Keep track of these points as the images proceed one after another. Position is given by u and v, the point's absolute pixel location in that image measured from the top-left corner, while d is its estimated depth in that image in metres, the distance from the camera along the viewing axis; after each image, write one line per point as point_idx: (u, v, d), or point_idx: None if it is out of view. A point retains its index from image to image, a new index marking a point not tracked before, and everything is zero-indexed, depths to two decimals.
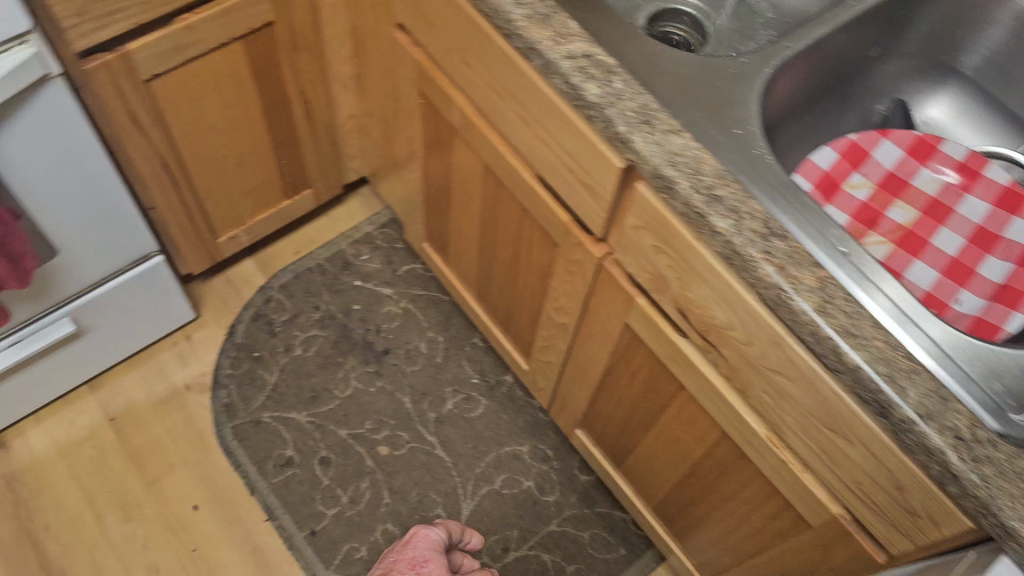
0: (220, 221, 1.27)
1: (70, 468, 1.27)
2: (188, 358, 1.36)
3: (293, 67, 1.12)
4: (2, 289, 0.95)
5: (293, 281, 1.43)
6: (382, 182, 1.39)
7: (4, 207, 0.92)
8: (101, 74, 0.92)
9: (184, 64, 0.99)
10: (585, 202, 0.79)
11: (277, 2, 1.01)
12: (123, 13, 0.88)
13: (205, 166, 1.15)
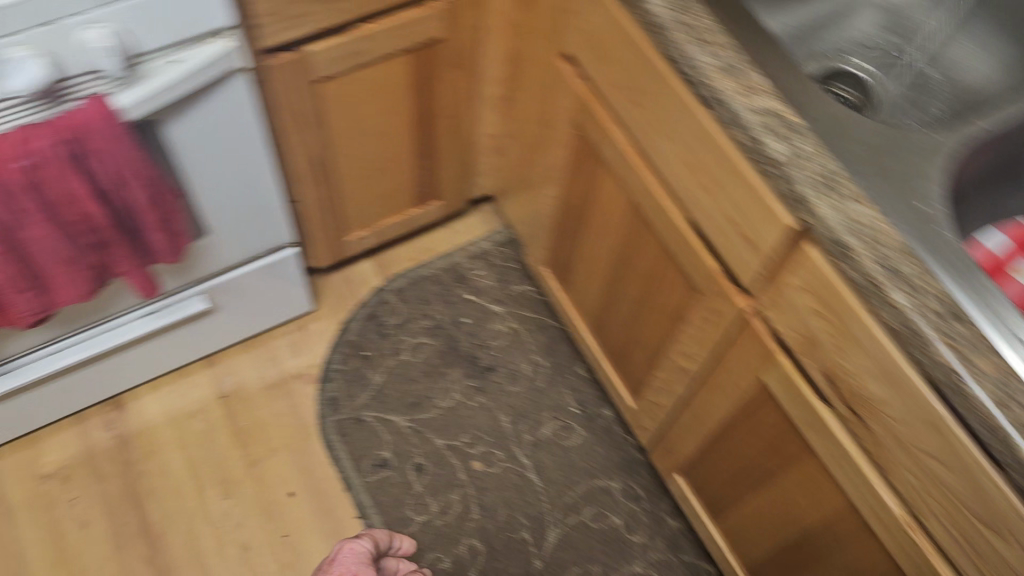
0: (353, 220, 1.31)
1: (180, 438, 1.32)
2: (300, 348, 1.40)
3: (449, 82, 1.15)
4: (157, 261, 1.00)
5: (408, 286, 1.46)
6: (509, 201, 1.41)
7: (173, 186, 0.97)
8: (279, 72, 0.96)
9: (353, 69, 1.03)
10: (740, 255, 0.79)
11: (448, 20, 1.04)
12: (310, 17, 0.92)
13: (351, 167, 1.19)
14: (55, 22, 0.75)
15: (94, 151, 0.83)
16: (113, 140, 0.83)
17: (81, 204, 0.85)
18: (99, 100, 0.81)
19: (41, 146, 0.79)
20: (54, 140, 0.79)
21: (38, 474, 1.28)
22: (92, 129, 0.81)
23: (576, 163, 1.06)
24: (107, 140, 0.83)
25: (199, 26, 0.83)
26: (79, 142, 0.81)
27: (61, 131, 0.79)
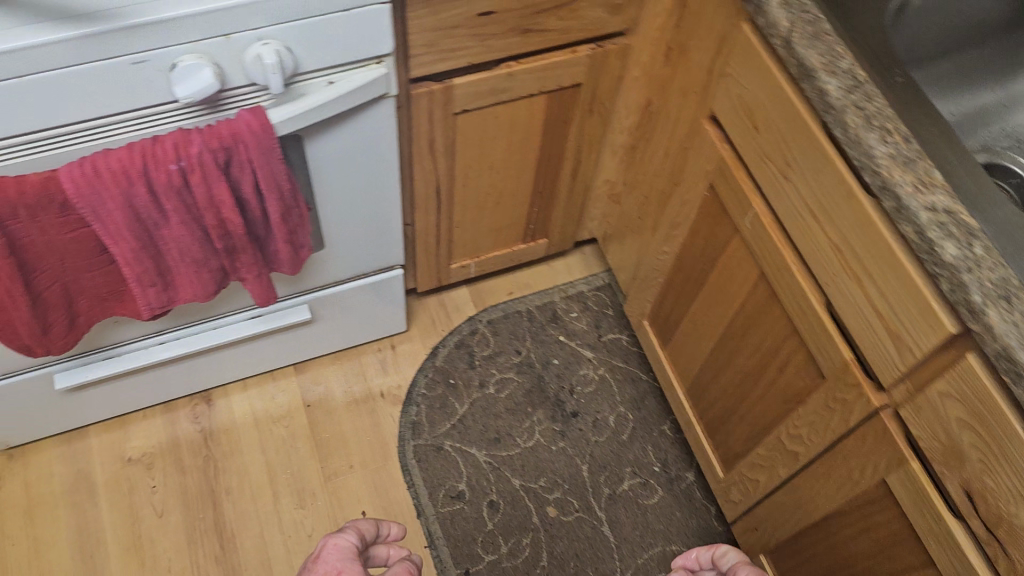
0: (460, 249, 1.30)
1: (261, 441, 1.33)
2: (389, 367, 1.40)
3: (581, 126, 1.14)
4: (276, 270, 1.00)
5: (501, 319, 1.45)
6: (614, 248, 1.39)
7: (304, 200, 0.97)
8: (423, 100, 0.97)
9: (493, 105, 1.03)
10: (883, 349, 0.76)
11: (593, 67, 1.03)
12: (463, 51, 0.92)
13: (469, 197, 1.18)
14: (229, 35, 0.76)
15: (243, 162, 0.84)
16: (263, 153, 0.84)
17: (222, 211, 0.87)
18: (256, 112, 0.82)
19: (197, 151, 0.80)
20: (209, 147, 0.81)
21: (123, 457, 1.30)
22: (246, 140, 0.82)
23: (703, 224, 1.04)
24: (258, 153, 0.84)
25: (362, 50, 0.83)
26: (231, 151, 0.83)
27: (217, 139, 0.81)
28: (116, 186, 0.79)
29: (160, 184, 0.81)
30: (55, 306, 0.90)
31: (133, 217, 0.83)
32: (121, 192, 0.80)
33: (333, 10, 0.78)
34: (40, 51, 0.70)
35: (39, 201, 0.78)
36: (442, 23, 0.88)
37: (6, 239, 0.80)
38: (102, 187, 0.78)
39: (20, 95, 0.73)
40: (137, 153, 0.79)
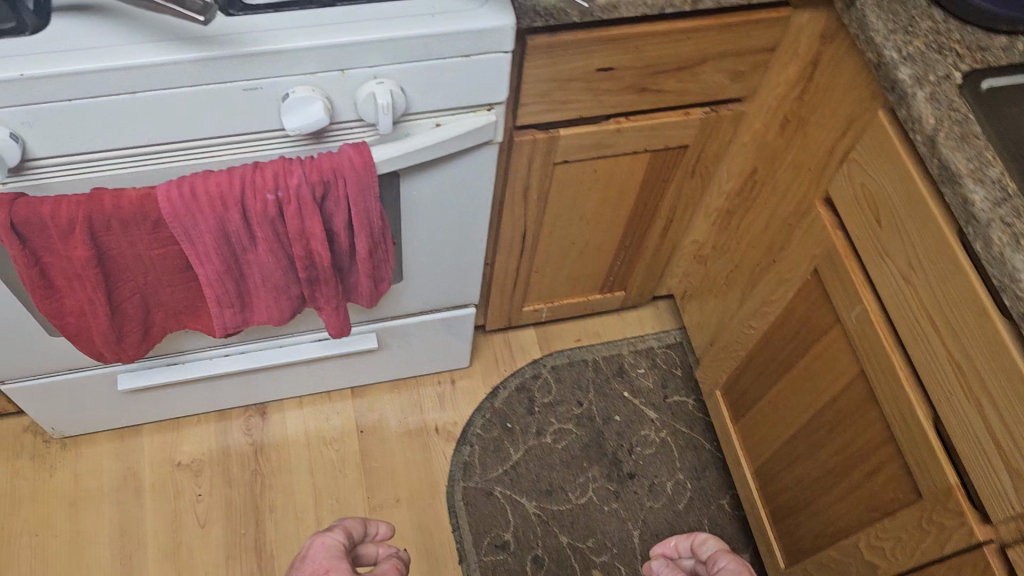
0: (534, 293, 1.26)
1: (311, 462, 1.30)
2: (447, 402, 1.36)
3: (680, 188, 1.09)
4: (353, 301, 0.97)
5: (565, 366, 1.40)
6: (692, 309, 1.34)
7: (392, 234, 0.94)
8: (526, 147, 0.93)
9: (594, 158, 0.99)
10: (998, 484, 0.70)
11: (704, 130, 0.99)
12: (575, 104, 0.89)
13: (552, 244, 1.15)
14: (345, 71, 0.74)
15: (340, 198, 0.82)
16: (360, 191, 0.81)
17: (312, 244, 0.84)
18: (361, 150, 0.80)
19: (296, 184, 0.78)
20: (309, 180, 0.78)
21: (173, 461, 1.28)
22: (346, 177, 0.80)
23: (800, 307, 0.99)
24: (355, 191, 0.81)
25: (475, 96, 0.80)
26: (329, 186, 0.80)
27: (317, 174, 0.79)
28: (211, 210, 0.77)
29: (255, 213, 0.79)
30: (133, 316, 0.89)
31: (223, 241, 0.81)
32: (215, 216, 0.78)
33: (453, 54, 0.75)
34: (156, 71, 0.69)
35: (134, 217, 0.77)
36: (559, 75, 0.84)
37: (96, 249, 0.79)
38: (197, 210, 0.77)
39: (129, 111, 0.72)
40: (237, 180, 0.77)
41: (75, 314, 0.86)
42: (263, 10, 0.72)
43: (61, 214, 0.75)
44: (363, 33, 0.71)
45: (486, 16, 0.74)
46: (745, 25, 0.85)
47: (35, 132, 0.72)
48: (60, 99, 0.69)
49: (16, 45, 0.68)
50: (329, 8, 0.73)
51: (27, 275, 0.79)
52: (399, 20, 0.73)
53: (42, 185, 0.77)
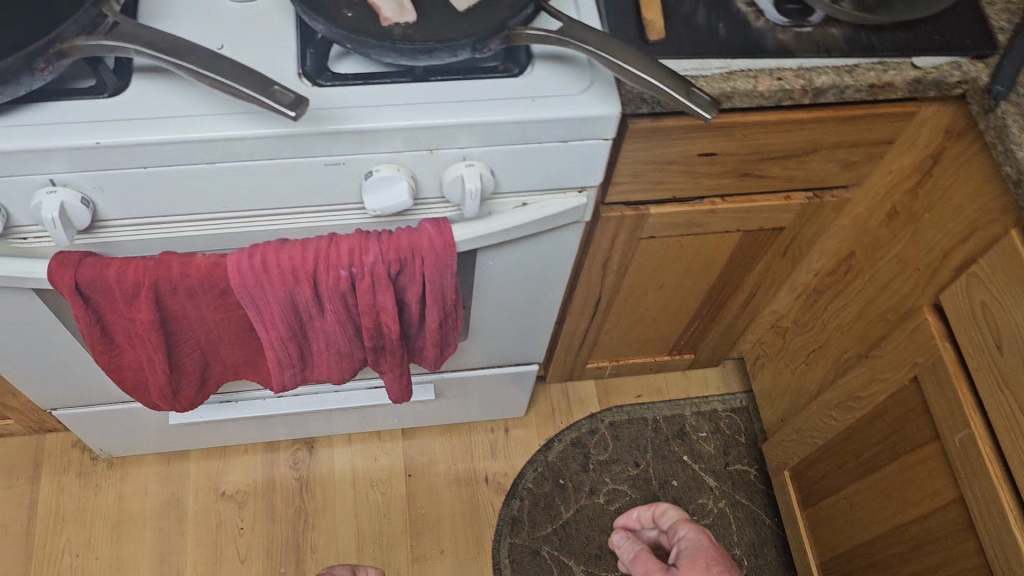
0: (600, 352, 1.21)
1: (355, 503, 1.27)
2: (499, 452, 1.32)
3: (768, 265, 1.02)
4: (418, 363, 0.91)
5: (624, 423, 1.35)
6: (764, 378, 1.27)
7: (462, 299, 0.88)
8: (611, 223, 0.87)
9: (682, 234, 0.92)
10: None
11: (802, 214, 0.92)
12: (671, 184, 0.83)
13: (626, 309, 1.09)
14: (434, 150, 0.69)
15: (414, 274, 0.77)
16: (437, 268, 0.77)
17: (381, 317, 0.80)
18: (441, 227, 0.75)
19: (371, 262, 0.74)
20: (385, 258, 0.74)
21: (217, 490, 1.26)
22: (424, 255, 0.75)
23: (894, 412, 0.92)
24: (431, 269, 0.77)
25: (567, 179, 0.75)
26: (405, 263, 0.76)
27: (395, 251, 0.74)
28: (281, 283, 0.73)
29: (325, 288, 0.75)
30: (191, 373, 0.86)
31: (290, 312, 0.77)
32: (284, 289, 0.74)
33: (549, 139, 0.70)
34: (236, 144, 0.65)
35: (202, 284, 0.73)
36: (657, 157, 0.78)
37: (159, 313, 0.75)
38: (266, 282, 0.73)
39: (205, 179, 0.68)
40: (311, 254, 0.73)
41: (133, 369, 0.83)
42: (352, 83, 0.68)
43: (127, 278, 0.71)
44: (457, 115, 0.67)
45: (589, 103, 0.68)
46: (866, 118, 0.78)
47: (106, 196, 0.68)
48: (135, 166, 0.66)
49: (94, 108, 0.64)
50: (422, 83, 0.68)
51: (88, 333, 0.76)
52: (496, 102, 0.68)
53: (110, 244, 0.74)
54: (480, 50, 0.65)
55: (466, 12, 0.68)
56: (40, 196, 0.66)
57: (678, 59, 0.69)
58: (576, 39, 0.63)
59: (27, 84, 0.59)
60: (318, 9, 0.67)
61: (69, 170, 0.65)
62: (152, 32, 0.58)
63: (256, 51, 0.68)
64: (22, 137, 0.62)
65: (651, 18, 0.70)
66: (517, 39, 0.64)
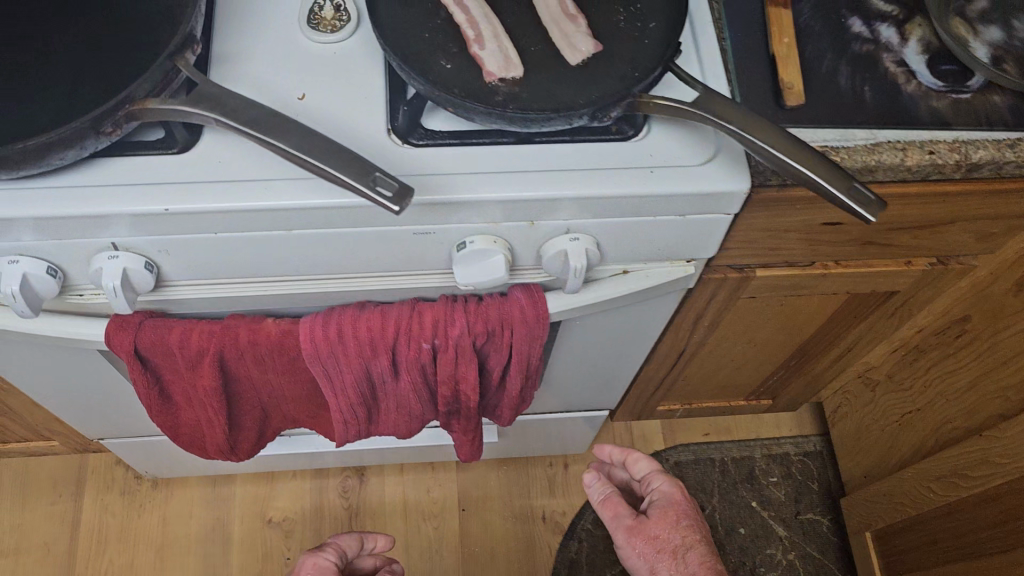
0: (673, 396, 1.13)
1: (406, 537, 1.21)
2: (557, 489, 1.25)
3: (872, 324, 0.94)
4: (494, 417, 0.83)
5: (690, 464, 1.27)
6: (846, 428, 1.19)
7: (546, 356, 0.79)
8: (711, 286, 0.79)
9: (785, 295, 0.84)
10: None
11: (921, 279, 0.83)
12: (785, 249, 0.74)
13: (709, 359, 1.01)
14: (535, 222, 0.62)
15: (501, 345, 0.70)
16: (527, 340, 0.70)
17: (460, 386, 0.72)
18: (534, 297, 0.68)
19: (457, 335, 0.67)
20: (472, 331, 0.67)
21: (264, 517, 1.21)
22: (514, 327, 0.68)
23: (1012, 503, 0.83)
24: (519, 341, 0.69)
25: (678, 250, 0.67)
26: (492, 336, 0.68)
27: (482, 325, 0.67)
28: (357, 354, 0.67)
29: (405, 360, 0.68)
30: (250, 428, 0.80)
31: (363, 380, 0.70)
32: (360, 360, 0.67)
33: (665, 213, 0.62)
34: (319, 213, 0.58)
35: (270, 351, 0.67)
36: (776, 225, 0.70)
37: (223, 377, 0.69)
38: (342, 352, 0.66)
39: (282, 244, 0.61)
40: (392, 326, 0.66)
41: (190, 426, 0.77)
42: (449, 143, 0.60)
43: (190, 344, 0.65)
44: (567, 188, 0.59)
45: (715, 177, 0.60)
46: (1017, 192, 0.69)
47: (172, 259, 0.62)
48: (206, 232, 0.59)
49: (163, 168, 0.58)
50: (525, 146, 0.61)
51: (146, 393, 0.70)
52: (611, 173, 0.60)
53: (173, 303, 0.67)
54: (599, 119, 0.58)
55: (580, 66, 0.60)
56: (101, 261, 0.60)
57: (819, 129, 0.61)
58: (718, 116, 0.54)
59: (90, 147, 0.53)
60: (412, 62, 0.59)
61: (133, 233, 0.59)
62: (237, 98, 0.51)
63: (342, 104, 0.61)
64: (85, 200, 0.56)
65: (789, 82, 0.61)
66: (644, 107, 0.57)
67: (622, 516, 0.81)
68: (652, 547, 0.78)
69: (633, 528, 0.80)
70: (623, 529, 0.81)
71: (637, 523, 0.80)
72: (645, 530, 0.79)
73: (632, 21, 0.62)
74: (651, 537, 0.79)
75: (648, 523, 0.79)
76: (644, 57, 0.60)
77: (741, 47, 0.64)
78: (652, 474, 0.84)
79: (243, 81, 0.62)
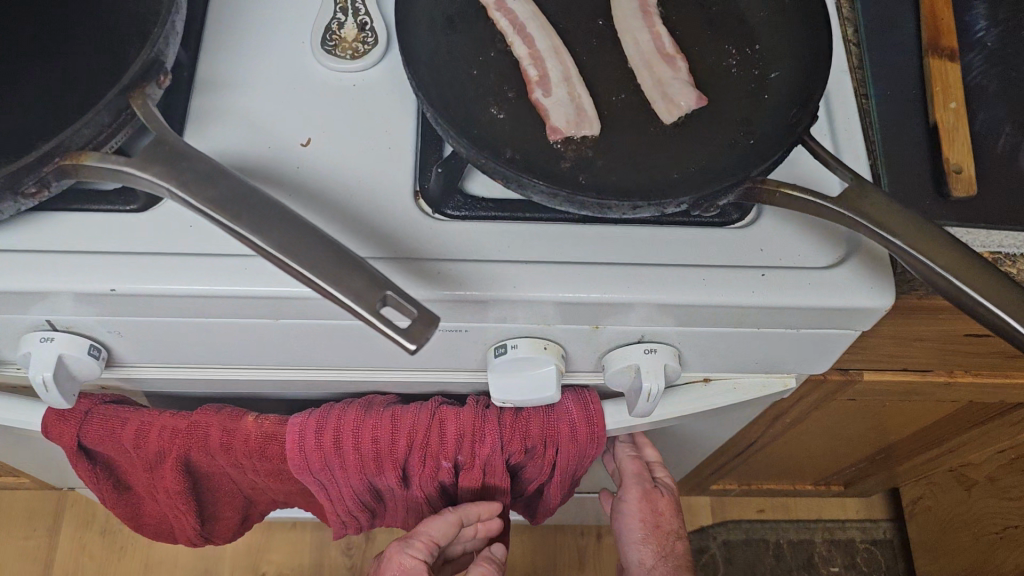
0: (730, 476, 0.98)
1: None
2: (588, 562, 1.11)
3: (988, 432, 0.76)
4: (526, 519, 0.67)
5: (740, 544, 1.13)
6: (927, 523, 1.05)
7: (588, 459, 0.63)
8: (807, 390, 0.64)
9: (891, 400, 0.68)
10: None
11: None
12: (908, 357, 0.59)
13: (781, 449, 0.85)
14: (599, 326, 0.47)
15: (539, 462, 0.55)
16: (572, 459, 0.55)
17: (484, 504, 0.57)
18: (586, 408, 0.53)
19: (486, 450, 0.52)
20: (505, 449, 0.52)
21: (256, 571, 1.08)
22: (557, 445, 0.53)
23: None
24: (562, 459, 0.55)
25: (779, 363, 0.52)
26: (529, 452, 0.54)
27: (518, 441, 0.52)
28: (358, 469, 0.52)
29: (418, 476, 0.54)
30: (228, 521, 0.66)
31: (363, 493, 0.56)
32: (361, 474, 0.53)
33: (774, 325, 0.47)
34: (316, 305, 0.44)
35: (249, 458, 0.53)
36: (906, 337, 0.54)
37: (192, 478, 0.55)
38: (339, 466, 0.52)
39: (268, 334, 0.47)
40: (404, 438, 0.51)
41: (157, 517, 0.63)
42: (496, 217, 0.46)
43: (149, 442, 0.51)
44: (649, 291, 0.44)
45: (848, 288, 0.45)
46: None
47: (127, 341, 0.48)
48: (169, 315, 0.45)
49: (117, 233, 0.44)
50: (595, 228, 0.46)
51: (97, 486, 0.57)
52: (708, 273, 0.45)
53: (134, 383, 0.53)
54: (701, 208, 0.43)
55: (676, 125, 0.45)
56: (30, 344, 0.46)
57: (994, 231, 0.45)
58: (876, 225, 0.39)
59: (9, 210, 0.39)
60: (452, 109, 0.44)
61: (75, 313, 0.45)
62: (206, 160, 0.37)
63: (359, 155, 0.47)
64: (8, 272, 0.42)
65: (957, 164, 0.45)
66: (766, 197, 0.41)
67: (644, 479, 0.64)
68: (655, 522, 0.66)
69: (653, 491, 0.65)
70: (638, 493, 0.64)
71: (651, 488, 0.65)
72: (656, 501, 0.65)
73: (748, 67, 0.47)
74: (657, 511, 0.66)
75: (658, 499, 0.65)
76: (765, 121, 0.45)
77: (889, 110, 0.48)
78: (659, 457, 0.66)
79: (235, 116, 0.47)
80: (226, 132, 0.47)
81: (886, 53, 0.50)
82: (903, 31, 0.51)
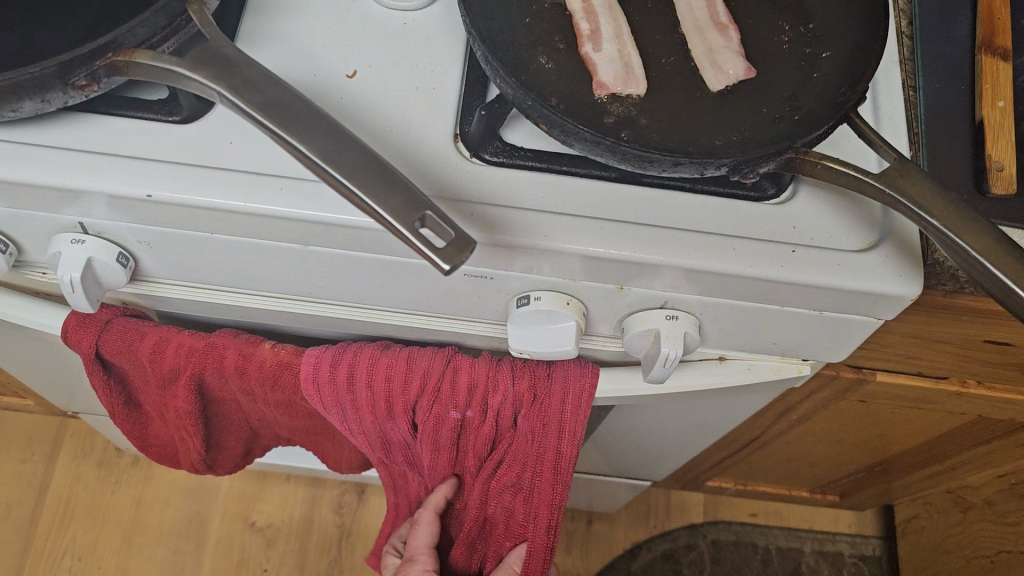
0: (726, 474, 0.98)
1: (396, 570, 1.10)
2: (576, 547, 1.12)
3: (995, 452, 0.75)
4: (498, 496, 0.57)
5: (729, 546, 1.14)
6: (919, 543, 1.05)
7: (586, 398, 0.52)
8: (817, 384, 0.64)
9: (898, 406, 0.68)
10: None
11: None
12: (924, 360, 0.59)
13: (782, 449, 0.86)
14: (624, 287, 0.47)
15: (536, 420, 0.52)
16: (582, 402, 0.52)
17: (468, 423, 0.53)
18: (585, 379, 0.52)
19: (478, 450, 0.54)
20: (513, 395, 0.51)
21: (247, 519, 1.11)
22: (538, 430, 0.53)
23: None
24: (551, 450, 0.53)
25: (798, 348, 0.52)
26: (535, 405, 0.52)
27: (502, 424, 0.53)
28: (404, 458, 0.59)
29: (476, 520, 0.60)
30: (231, 453, 0.66)
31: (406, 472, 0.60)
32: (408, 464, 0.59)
33: (797, 305, 0.47)
34: (348, 235, 0.44)
35: (260, 387, 0.53)
36: (923, 337, 0.54)
37: (203, 401, 0.55)
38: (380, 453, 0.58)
39: (295, 261, 0.48)
40: (417, 381, 0.50)
41: (162, 439, 0.64)
42: (533, 165, 0.46)
43: (165, 360, 0.51)
44: (676, 256, 0.44)
45: (877, 273, 0.44)
46: None
47: (155, 254, 0.49)
48: (201, 231, 0.46)
49: (157, 142, 0.44)
50: (630, 188, 0.46)
51: (108, 400, 0.57)
52: (737, 243, 0.44)
53: (156, 300, 0.54)
54: (740, 174, 0.43)
55: (723, 93, 0.45)
56: (61, 245, 0.47)
57: None
58: (916, 206, 0.38)
59: (57, 101, 0.40)
60: (502, 54, 0.45)
61: (107, 217, 0.45)
62: (258, 69, 0.37)
63: (403, 93, 0.47)
64: (47, 166, 0.43)
65: (999, 162, 0.45)
66: (808, 169, 0.41)
67: None
68: None
69: None
70: None
71: None
72: None
73: (799, 44, 0.47)
74: None
75: None
76: (811, 99, 0.45)
77: (934, 104, 0.48)
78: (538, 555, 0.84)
79: (282, 41, 0.48)
80: (274, 56, 0.47)
81: (937, 48, 0.50)
82: (957, 28, 0.51)
